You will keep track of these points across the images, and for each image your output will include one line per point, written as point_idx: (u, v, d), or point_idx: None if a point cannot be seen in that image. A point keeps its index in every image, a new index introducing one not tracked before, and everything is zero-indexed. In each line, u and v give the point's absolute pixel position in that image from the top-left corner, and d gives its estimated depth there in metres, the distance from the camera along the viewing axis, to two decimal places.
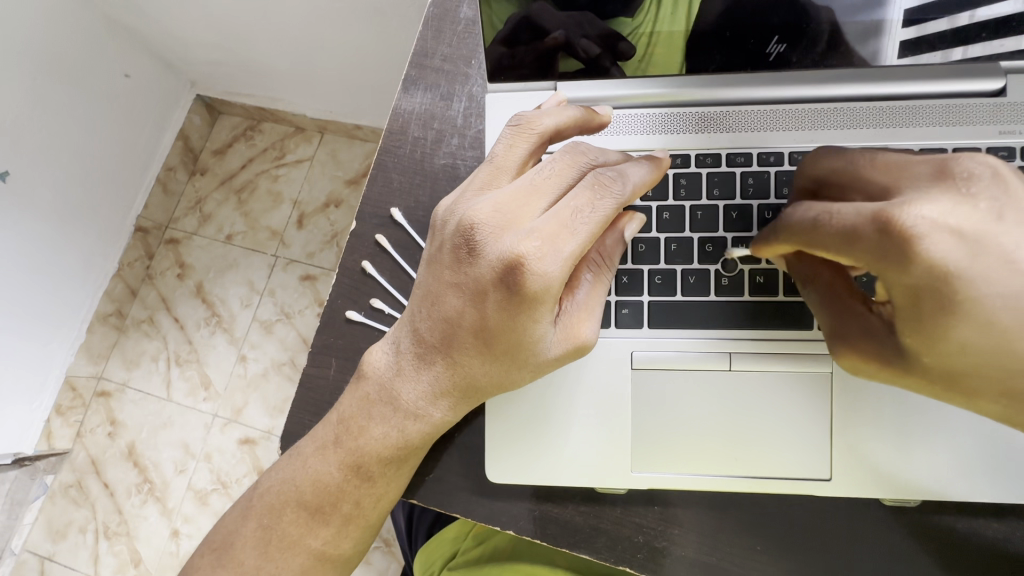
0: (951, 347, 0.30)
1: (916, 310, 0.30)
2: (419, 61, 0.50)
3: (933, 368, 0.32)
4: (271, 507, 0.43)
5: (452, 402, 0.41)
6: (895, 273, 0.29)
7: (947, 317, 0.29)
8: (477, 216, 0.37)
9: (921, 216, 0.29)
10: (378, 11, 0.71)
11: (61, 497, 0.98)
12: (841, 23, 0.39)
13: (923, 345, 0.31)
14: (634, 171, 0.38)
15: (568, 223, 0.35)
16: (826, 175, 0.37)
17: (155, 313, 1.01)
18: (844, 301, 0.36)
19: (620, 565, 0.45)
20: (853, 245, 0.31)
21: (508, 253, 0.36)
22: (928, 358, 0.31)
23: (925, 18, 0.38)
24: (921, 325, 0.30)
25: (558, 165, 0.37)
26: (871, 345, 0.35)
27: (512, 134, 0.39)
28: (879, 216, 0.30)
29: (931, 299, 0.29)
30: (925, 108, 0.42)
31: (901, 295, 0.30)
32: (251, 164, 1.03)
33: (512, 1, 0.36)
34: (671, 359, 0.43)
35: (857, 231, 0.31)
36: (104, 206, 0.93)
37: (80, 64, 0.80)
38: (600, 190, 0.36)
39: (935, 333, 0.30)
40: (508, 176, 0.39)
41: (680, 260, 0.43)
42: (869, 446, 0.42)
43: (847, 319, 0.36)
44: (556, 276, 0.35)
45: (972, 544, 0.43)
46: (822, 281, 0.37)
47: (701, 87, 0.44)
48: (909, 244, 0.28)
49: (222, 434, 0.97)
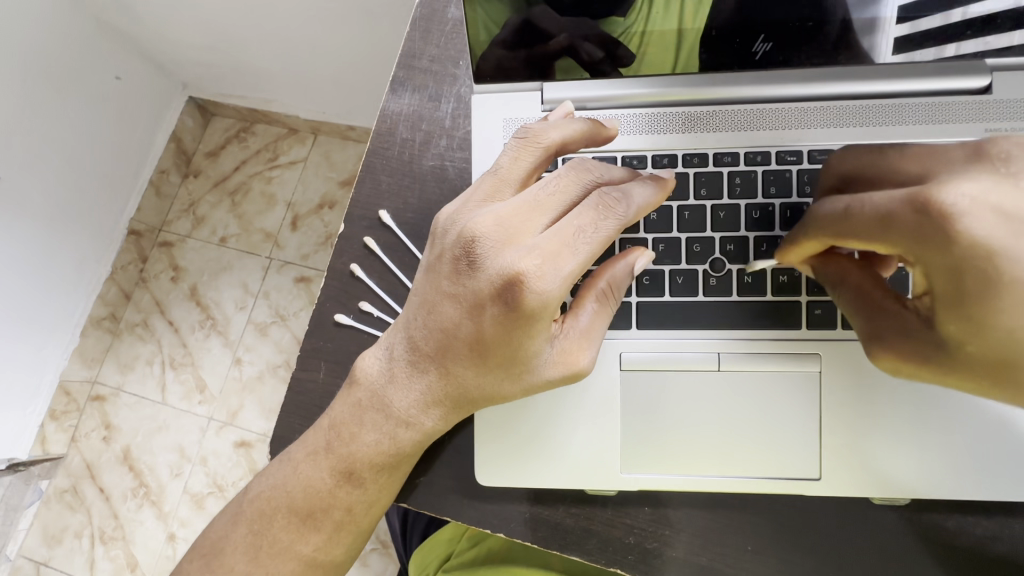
0: (1000, 334, 0.30)
1: (960, 294, 0.31)
2: (407, 62, 0.50)
3: (979, 358, 0.32)
4: (261, 513, 0.43)
5: (443, 411, 0.41)
6: (933, 253, 0.31)
7: (992, 299, 0.30)
8: (479, 228, 0.37)
9: (960, 194, 0.30)
10: (368, 11, 0.71)
11: (56, 502, 0.97)
12: (839, 20, 0.38)
13: (966, 332, 0.31)
14: (638, 192, 0.38)
15: (569, 241, 0.36)
16: (856, 171, 0.38)
17: (149, 317, 1.00)
18: (877, 303, 0.36)
19: (611, 566, 0.45)
20: (888, 227, 0.32)
21: (508, 268, 0.36)
22: (972, 347, 0.32)
23: (917, 14, 0.37)
24: (965, 309, 0.31)
25: (562, 182, 0.37)
26: (912, 344, 0.34)
27: (517, 146, 0.39)
28: (912, 197, 0.31)
29: (975, 280, 0.30)
30: (911, 107, 0.42)
31: (943, 277, 0.31)
32: (244, 167, 1.02)
33: (512, 6, 0.36)
34: (660, 359, 0.43)
35: (890, 213, 0.32)
36: (98, 209, 0.92)
37: (74, 67, 0.80)
38: (604, 211, 0.36)
39: (979, 318, 0.31)
40: (511, 189, 0.39)
41: (668, 261, 0.43)
42: (858, 446, 0.42)
43: (884, 320, 0.36)
44: (555, 293, 0.36)
45: (961, 542, 0.43)
46: (851, 282, 0.37)
47: (689, 87, 0.44)
48: (947, 222, 0.30)
49: (217, 437, 0.97)
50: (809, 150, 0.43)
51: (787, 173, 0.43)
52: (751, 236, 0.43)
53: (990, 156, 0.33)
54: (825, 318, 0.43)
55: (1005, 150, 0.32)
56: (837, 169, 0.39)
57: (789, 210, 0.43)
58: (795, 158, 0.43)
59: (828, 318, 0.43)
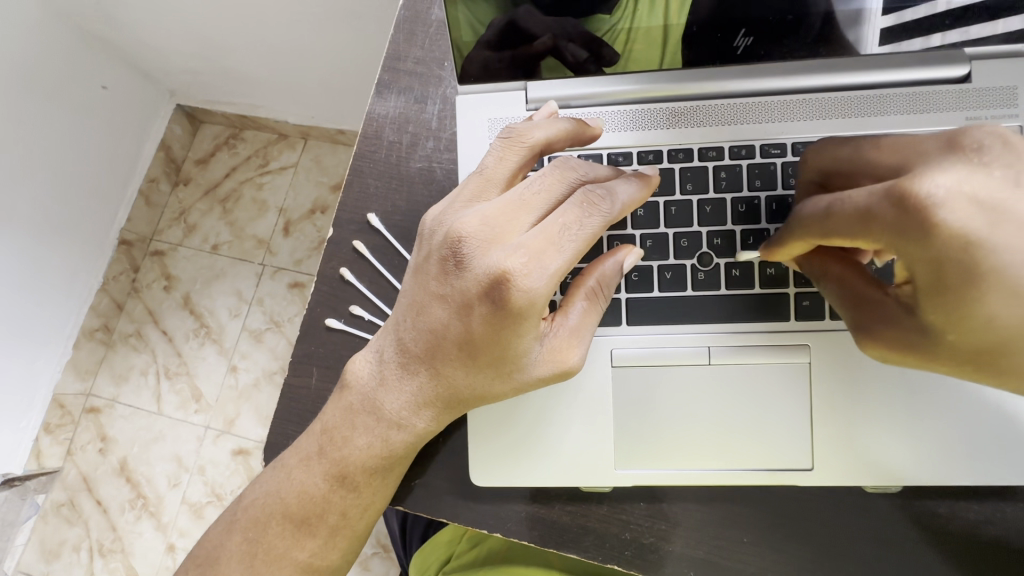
0: (980, 321, 0.31)
1: (942, 286, 0.31)
2: (392, 65, 0.50)
3: (960, 345, 0.32)
4: (255, 520, 0.42)
5: (435, 413, 0.41)
6: (912, 247, 0.30)
7: (976, 289, 0.30)
8: (465, 228, 0.37)
9: (938, 186, 0.30)
10: (352, 13, 0.70)
11: (53, 517, 0.97)
12: (829, 12, 0.38)
13: (947, 321, 0.32)
14: (623, 189, 0.38)
15: (555, 239, 0.36)
16: (833, 165, 0.39)
17: (142, 327, 1.00)
18: (859, 294, 0.37)
19: (608, 563, 0.45)
20: (868, 223, 0.32)
21: (494, 268, 0.36)
22: (953, 335, 0.32)
23: (902, 6, 0.38)
24: (948, 300, 0.31)
25: (547, 180, 0.37)
26: (895, 334, 0.35)
27: (502, 146, 0.39)
28: (890, 191, 0.31)
29: (956, 270, 0.30)
30: (893, 97, 0.43)
31: (926, 272, 0.31)
32: (234, 173, 1.02)
33: (495, 6, 0.35)
34: (651, 355, 0.44)
35: (870, 210, 0.32)
36: (87, 220, 0.91)
37: (58, 78, 0.79)
38: (588, 208, 0.36)
39: (961, 306, 0.31)
40: (496, 188, 0.39)
41: (657, 256, 0.44)
42: (851, 434, 0.42)
43: (867, 312, 0.36)
44: (542, 291, 0.36)
45: (954, 528, 0.43)
46: (834, 275, 0.38)
47: (673, 84, 0.44)
48: (925, 214, 0.30)
49: (215, 446, 0.96)
50: (793, 142, 0.43)
51: (772, 166, 0.43)
52: (738, 230, 0.43)
53: (962, 147, 0.32)
54: (813, 310, 0.43)
55: (977, 140, 0.32)
56: (817, 164, 0.40)
57: (775, 203, 0.43)
58: (779, 151, 0.43)
59: (816, 309, 0.43)
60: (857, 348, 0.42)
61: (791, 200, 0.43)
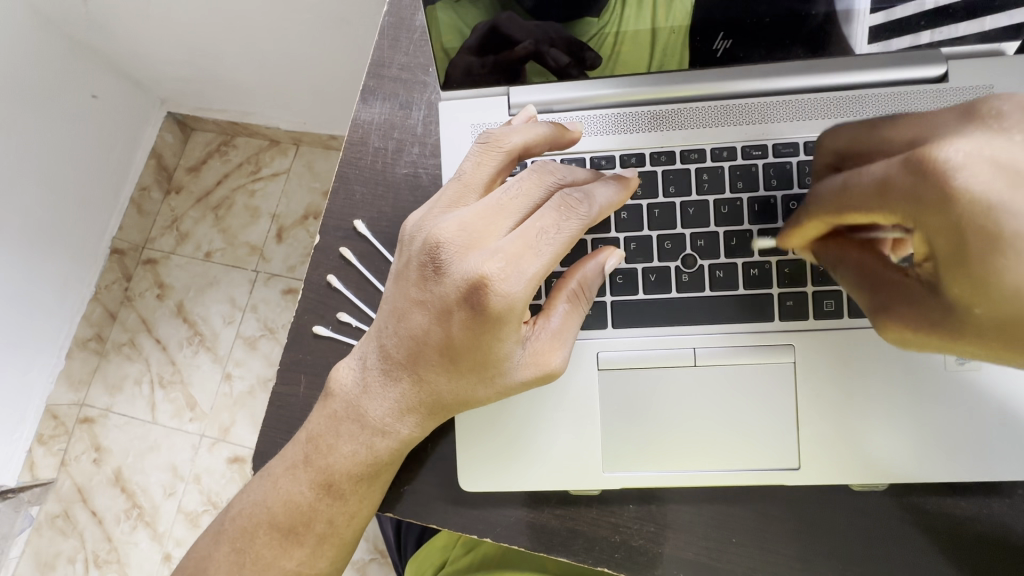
0: (1008, 295, 0.28)
1: (961, 254, 0.28)
2: (377, 71, 0.50)
3: (988, 321, 0.29)
4: (244, 530, 0.42)
5: (419, 419, 0.41)
6: (929, 215, 0.29)
7: (998, 258, 0.27)
8: (443, 234, 0.37)
9: (956, 150, 0.29)
10: (342, 20, 0.71)
11: (48, 529, 0.96)
12: (828, 13, 0.38)
13: (967, 292, 0.29)
14: (600, 192, 0.38)
15: (532, 244, 0.36)
16: (849, 146, 0.39)
17: (135, 336, 0.99)
18: (878, 275, 0.36)
19: (598, 565, 0.45)
20: (885, 193, 0.32)
21: (472, 273, 0.36)
22: (980, 310, 0.29)
23: (891, 4, 0.38)
24: (970, 270, 0.28)
25: (524, 185, 0.37)
26: (916, 310, 0.33)
27: (479, 152, 0.39)
28: (908, 159, 0.30)
29: (976, 236, 0.28)
30: (871, 97, 0.43)
31: (944, 240, 0.29)
32: (226, 180, 1.02)
33: (478, 10, 0.36)
34: (636, 358, 0.44)
35: (887, 179, 0.31)
36: (77, 230, 0.91)
37: (46, 88, 0.78)
38: (566, 212, 0.37)
39: (981, 277, 0.28)
40: (474, 194, 0.39)
41: (641, 259, 0.44)
42: (837, 433, 0.42)
43: (886, 293, 0.35)
44: (520, 295, 0.36)
45: (943, 523, 0.43)
46: (851, 261, 0.37)
47: (654, 87, 0.44)
48: (943, 179, 0.28)
49: (210, 454, 0.96)
50: (774, 144, 0.44)
51: (754, 166, 0.44)
52: (721, 231, 0.43)
53: None
54: (797, 309, 0.43)
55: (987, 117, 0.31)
56: (832, 146, 0.40)
57: (758, 204, 0.43)
58: (761, 152, 0.44)
59: (800, 308, 0.43)
60: (841, 347, 0.43)
61: (773, 201, 0.43)
